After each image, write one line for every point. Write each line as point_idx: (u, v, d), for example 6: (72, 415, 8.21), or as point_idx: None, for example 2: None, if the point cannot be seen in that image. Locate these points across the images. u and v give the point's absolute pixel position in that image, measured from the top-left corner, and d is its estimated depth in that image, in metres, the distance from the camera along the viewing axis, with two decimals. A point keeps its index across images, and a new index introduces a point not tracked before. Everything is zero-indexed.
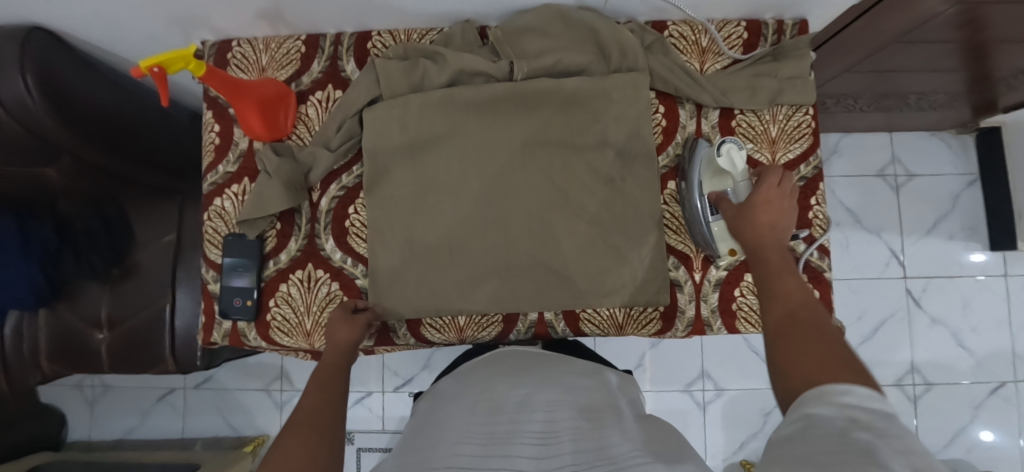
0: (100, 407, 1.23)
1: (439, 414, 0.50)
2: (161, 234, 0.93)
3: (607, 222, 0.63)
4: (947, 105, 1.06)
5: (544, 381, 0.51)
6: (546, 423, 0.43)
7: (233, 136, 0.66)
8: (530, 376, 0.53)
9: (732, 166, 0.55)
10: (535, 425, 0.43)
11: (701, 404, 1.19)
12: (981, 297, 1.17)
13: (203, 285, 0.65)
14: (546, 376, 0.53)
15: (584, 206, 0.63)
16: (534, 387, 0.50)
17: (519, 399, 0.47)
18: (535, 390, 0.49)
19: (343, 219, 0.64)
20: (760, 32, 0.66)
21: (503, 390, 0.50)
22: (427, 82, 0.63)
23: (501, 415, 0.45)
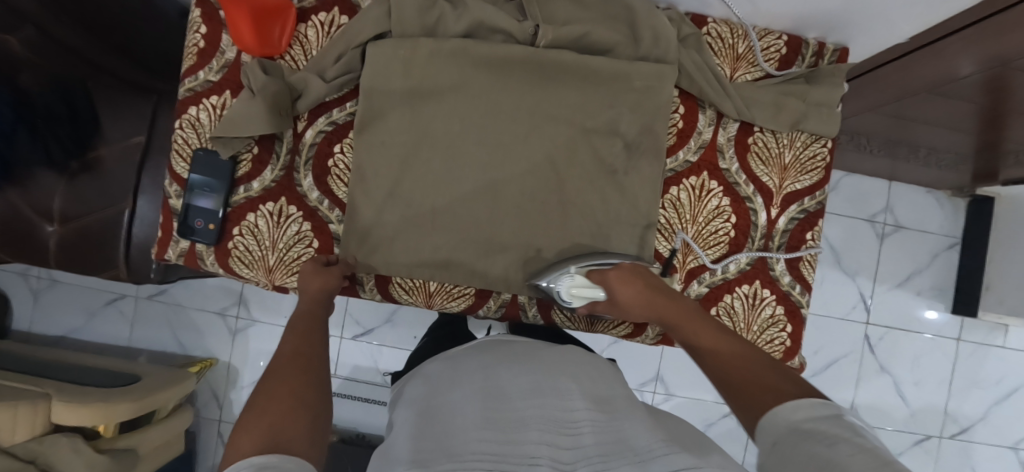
0: (44, 300, 1.18)
1: (437, 400, 0.48)
2: (131, 133, 0.87)
3: (601, 216, 0.61)
4: (951, 166, 1.06)
5: (550, 365, 0.52)
6: (565, 410, 0.43)
7: (219, 43, 0.60)
8: (534, 359, 0.54)
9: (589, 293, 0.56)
10: (556, 411, 0.43)
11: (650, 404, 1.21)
12: (931, 354, 1.22)
13: (164, 197, 0.60)
14: (550, 359, 0.54)
15: (581, 196, 0.60)
16: (541, 369, 0.51)
17: (530, 382, 0.48)
18: (546, 375, 0.49)
19: (326, 157, 0.59)
20: (799, 50, 0.63)
21: (509, 374, 0.50)
22: (443, 28, 0.57)
23: (515, 398, 0.45)
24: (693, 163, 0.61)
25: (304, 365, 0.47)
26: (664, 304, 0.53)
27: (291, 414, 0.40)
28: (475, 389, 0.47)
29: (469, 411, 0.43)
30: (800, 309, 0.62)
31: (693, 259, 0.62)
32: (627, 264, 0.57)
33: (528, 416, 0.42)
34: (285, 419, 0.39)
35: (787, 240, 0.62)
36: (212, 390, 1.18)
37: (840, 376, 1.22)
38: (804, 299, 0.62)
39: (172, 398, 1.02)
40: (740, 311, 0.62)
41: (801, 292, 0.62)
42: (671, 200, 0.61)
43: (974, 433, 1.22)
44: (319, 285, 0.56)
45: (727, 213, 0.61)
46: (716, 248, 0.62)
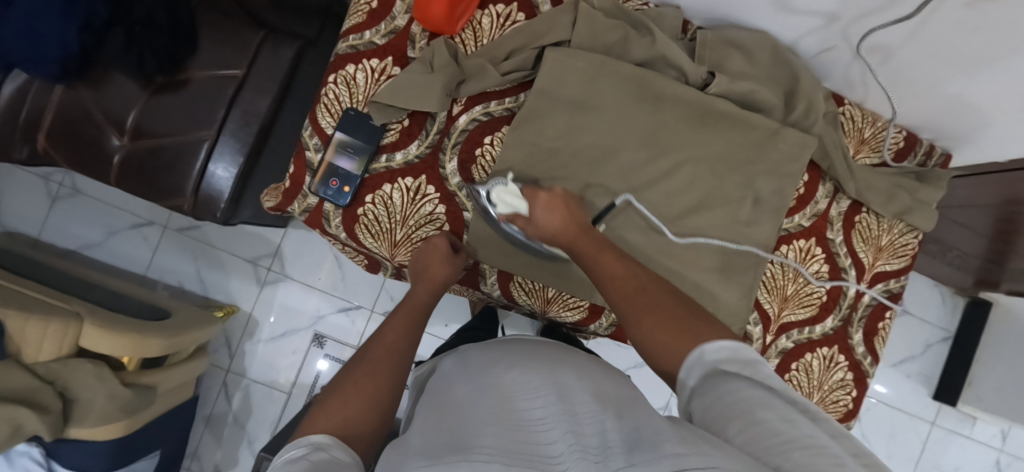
0: (61, 207, 1.10)
1: (446, 399, 0.43)
2: (228, 65, 0.83)
3: (717, 259, 0.63)
4: (967, 269, 1.17)
5: (551, 362, 0.46)
6: (569, 403, 0.38)
7: (393, 8, 0.59)
8: (534, 356, 0.48)
9: (513, 205, 0.54)
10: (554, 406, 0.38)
11: None
12: (906, 432, 1.33)
13: (299, 148, 0.59)
14: (540, 357, 0.49)
15: (706, 235, 0.63)
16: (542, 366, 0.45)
17: (526, 377, 0.42)
18: (538, 373, 0.43)
19: (475, 145, 0.60)
20: (914, 147, 0.68)
21: (503, 368, 0.45)
22: (621, 50, 0.59)
23: (516, 393, 0.40)
24: (805, 228, 0.66)
25: (393, 365, 0.50)
26: (582, 238, 0.50)
27: (367, 411, 0.44)
28: (472, 386, 0.44)
29: (477, 410, 0.38)
30: (866, 378, 0.67)
31: (787, 313, 0.66)
32: (541, 193, 0.52)
33: (530, 419, 0.37)
34: (359, 415, 0.43)
35: (868, 314, 0.68)
36: (226, 338, 1.14)
37: None
38: (871, 370, 0.67)
39: (196, 340, 0.98)
40: (815, 370, 0.67)
41: (869, 363, 0.67)
42: (780, 257, 0.66)
43: None
44: (444, 273, 0.58)
45: (824, 279, 0.66)
46: (808, 308, 0.66)
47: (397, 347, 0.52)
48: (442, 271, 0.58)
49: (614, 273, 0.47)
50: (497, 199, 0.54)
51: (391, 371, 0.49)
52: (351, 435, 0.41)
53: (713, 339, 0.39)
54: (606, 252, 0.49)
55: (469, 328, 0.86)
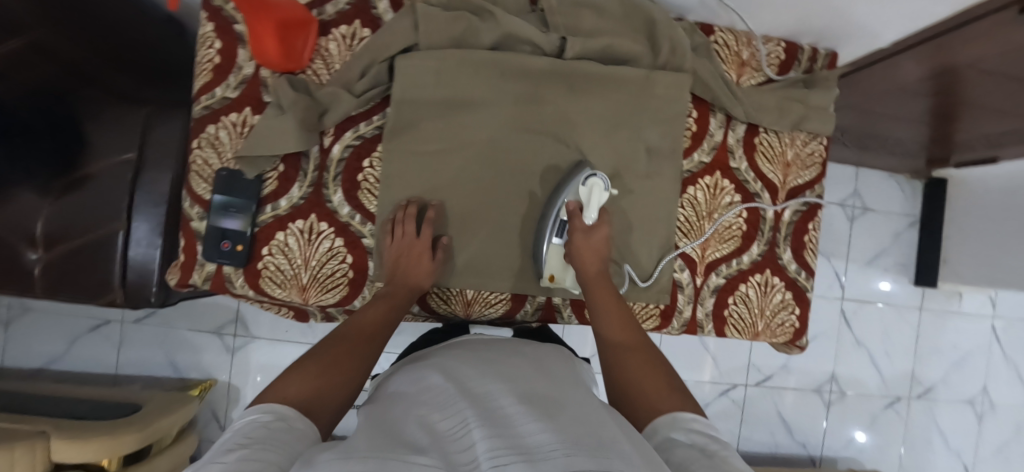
0: (16, 328, 1.09)
1: (409, 400, 0.44)
2: (121, 150, 0.80)
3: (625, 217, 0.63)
4: (912, 153, 1.16)
5: (487, 375, 0.46)
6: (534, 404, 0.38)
7: (236, 58, 0.58)
8: (478, 370, 0.48)
9: (586, 200, 0.58)
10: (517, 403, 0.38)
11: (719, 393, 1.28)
12: (898, 324, 1.34)
13: (185, 221, 0.59)
14: (520, 364, 0.49)
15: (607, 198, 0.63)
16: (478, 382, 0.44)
17: (458, 393, 0.42)
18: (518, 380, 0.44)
19: (356, 172, 0.59)
20: (796, 56, 0.67)
21: (441, 388, 0.44)
22: (470, 39, 0.58)
23: (446, 409, 0.39)
24: (707, 163, 0.65)
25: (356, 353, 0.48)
26: (599, 284, 0.57)
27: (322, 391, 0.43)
28: (409, 405, 0.43)
29: (438, 418, 0.38)
30: (806, 293, 0.68)
31: (711, 253, 0.66)
32: (605, 225, 0.59)
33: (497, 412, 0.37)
34: (324, 390, 0.43)
35: (792, 231, 0.68)
36: (213, 411, 1.14)
37: (821, 350, 1.31)
38: (808, 284, 0.68)
39: (175, 424, 0.98)
40: (753, 298, 0.67)
41: (806, 278, 0.68)
42: (689, 199, 0.65)
43: (938, 394, 1.35)
44: (427, 274, 0.57)
45: (740, 209, 0.66)
46: (731, 242, 0.66)
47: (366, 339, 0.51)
48: (423, 278, 0.57)
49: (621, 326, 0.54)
50: (588, 182, 0.58)
51: (367, 349, 0.50)
52: (315, 405, 0.41)
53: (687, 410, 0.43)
54: (615, 307, 0.56)
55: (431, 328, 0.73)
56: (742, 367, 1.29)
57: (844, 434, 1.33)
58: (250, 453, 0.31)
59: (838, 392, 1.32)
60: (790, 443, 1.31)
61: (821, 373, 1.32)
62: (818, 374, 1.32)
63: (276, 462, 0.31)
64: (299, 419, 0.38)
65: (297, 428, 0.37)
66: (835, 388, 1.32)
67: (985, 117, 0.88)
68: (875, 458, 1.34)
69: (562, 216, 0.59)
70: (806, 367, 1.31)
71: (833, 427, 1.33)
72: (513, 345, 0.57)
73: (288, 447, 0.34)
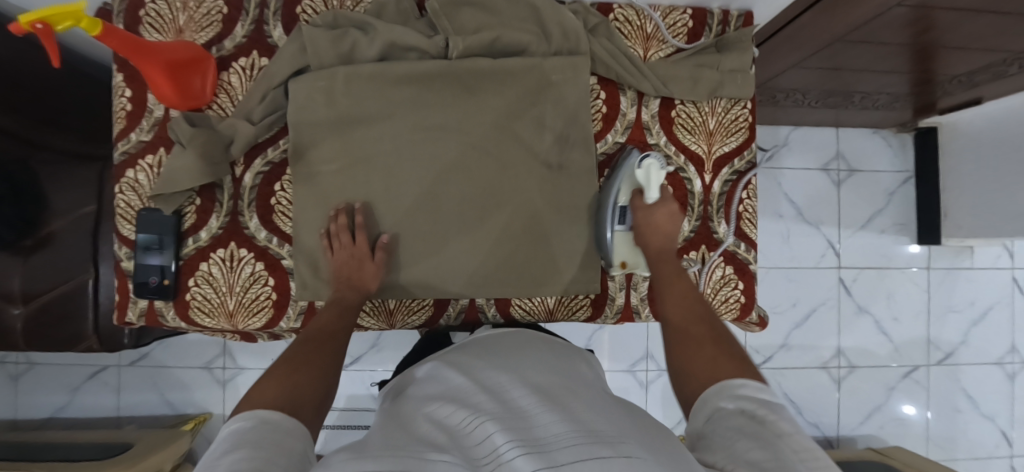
0: (25, 383, 1.16)
1: (413, 404, 0.46)
2: (79, 203, 0.83)
3: (539, 211, 0.62)
4: (889, 105, 1.09)
5: (503, 365, 0.50)
6: (533, 397, 0.42)
7: (146, 103, 0.61)
8: (492, 360, 0.52)
9: (647, 181, 0.60)
10: (520, 398, 0.42)
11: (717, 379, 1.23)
12: (904, 287, 1.26)
13: (116, 262, 0.61)
14: (511, 357, 0.52)
15: (519, 197, 0.61)
16: (495, 372, 0.48)
17: (473, 387, 0.45)
18: (512, 376, 0.47)
19: (268, 196, 0.61)
20: (705, 21, 0.65)
21: (454, 382, 0.48)
22: (359, 53, 0.59)
23: (461, 401, 0.43)
24: (622, 144, 0.64)
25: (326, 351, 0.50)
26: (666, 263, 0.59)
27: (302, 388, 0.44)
28: (422, 400, 0.46)
29: (447, 416, 0.41)
30: (748, 266, 0.65)
31: None
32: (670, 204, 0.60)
33: (504, 410, 0.40)
34: (298, 388, 0.43)
35: (724, 203, 0.65)
36: (210, 444, 1.18)
37: (822, 323, 1.25)
38: (749, 256, 0.64)
39: (168, 459, 1.02)
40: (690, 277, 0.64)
41: (745, 250, 0.65)
42: (608, 183, 0.64)
43: (959, 356, 1.26)
44: (374, 275, 0.58)
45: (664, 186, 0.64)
46: None
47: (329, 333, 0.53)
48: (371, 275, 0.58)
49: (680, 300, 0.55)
50: (644, 165, 0.60)
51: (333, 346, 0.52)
52: (298, 402, 0.42)
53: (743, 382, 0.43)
54: (684, 287, 0.56)
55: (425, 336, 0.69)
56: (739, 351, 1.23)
57: (860, 410, 1.25)
58: (246, 455, 0.31)
59: (848, 367, 1.25)
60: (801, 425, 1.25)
61: (827, 349, 1.25)
62: (824, 350, 1.25)
63: (272, 460, 0.32)
64: (286, 420, 0.39)
65: (288, 429, 0.38)
66: (843, 363, 1.25)
67: (948, 56, 0.82)
68: (898, 432, 1.26)
69: (619, 204, 0.61)
70: (809, 344, 1.25)
71: (847, 404, 1.26)
72: (483, 344, 0.58)
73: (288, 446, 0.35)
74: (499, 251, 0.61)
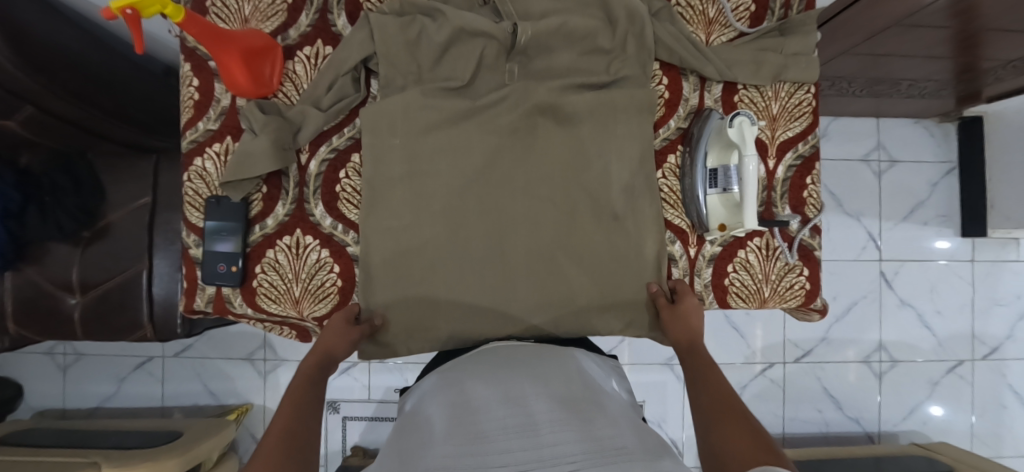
0: (72, 373, 1.19)
1: (424, 422, 0.46)
2: (136, 195, 0.86)
3: (596, 232, 0.62)
4: (935, 94, 1.07)
5: (517, 377, 0.51)
6: (547, 412, 0.43)
7: (213, 92, 0.62)
8: (504, 375, 0.52)
9: (742, 138, 0.56)
10: (540, 412, 0.43)
11: (756, 373, 1.22)
12: (948, 280, 1.23)
13: (184, 250, 0.62)
14: (521, 367, 0.53)
15: (578, 218, 0.62)
16: (508, 386, 0.48)
17: (489, 403, 0.46)
18: (527, 389, 0.47)
19: (333, 183, 0.61)
20: (767, 5, 0.64)
21: (472, 397, 0.48)
22: (425, 40, 0.59)
23: (477, 416, 0.44)
24: (684, 130, 0.63)
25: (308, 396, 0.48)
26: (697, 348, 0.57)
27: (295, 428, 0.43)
28: (444, 411, 0.46)
29: (465, 430, 0.41)
30: (813, 253, 0.64)
31: None
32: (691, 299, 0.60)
33: (524, 427, 0.41)
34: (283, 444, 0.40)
35: (789, 188, 0.64)
36: (251, 434, 1.19)
37: (863, 317, 1.23)
38: (814, 242, 0.63)
39: (215, 447, 1.03)
40: (755, 263, 0.63)
41: (811, 236, 0.63)
42: (670, 168, 0.63)
43: (1004, 351, 1.24)
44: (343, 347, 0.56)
45: None
46: None
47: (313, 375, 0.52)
48: (337, 343, 0.56)
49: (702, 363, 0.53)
50: (734, 123, 0.57)
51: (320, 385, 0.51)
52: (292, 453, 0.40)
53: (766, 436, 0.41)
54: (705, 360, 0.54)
55: (453, 344, 0.71)
56: (778, 345, 1.22)
57: (902, 406, 1.23)
58: None
59: (889, 361, 1.23)
60: (842, 421, 1.23)
61: (868, 342, 1.23)
62: (865, 343, 1.23)
63: None
64: None
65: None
66: (885, 357, 1.23)
67: (1003, 41, 0.80)
68: (941, 429, 1.24)
69: (709, 168, 0.60)
70: (850, 338, 1.23)
71: (888, 400, 1.23)
72: (504, 363, 0.55)
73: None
74: (558, 257, 0.61)
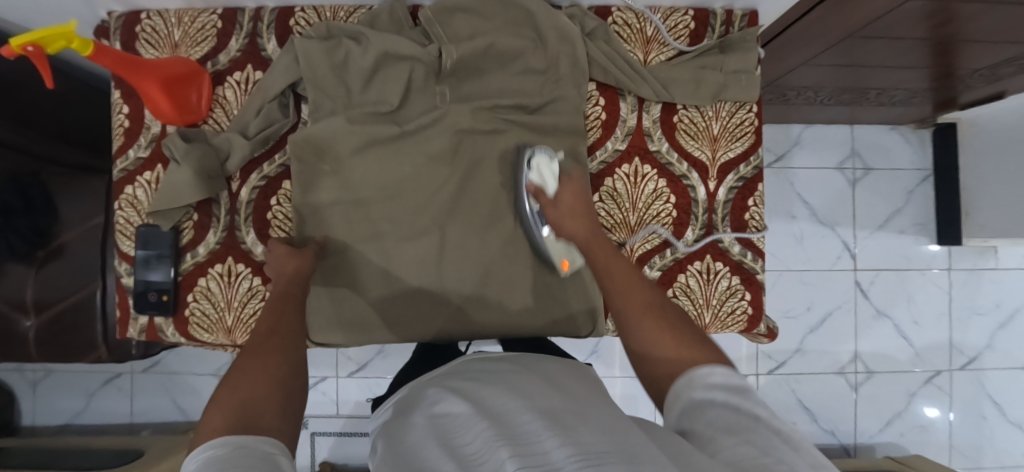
0: (42, 390, 1.19)
1: (407, 446, 0.39)
2: (89, 215, 0.85)
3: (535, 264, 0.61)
4: (906, 101, 1.04)
5: (502, 387, 0.43)
6: (530, 421, 0.35)
7: (143, 119, 0.61)
8: (501, 379, 0.46)
9: (543, 179, 0.57)
10: (529, 419, 0.35)
11: None
12: (924, 290, 1.21)
13: (117, 278, 0.62)
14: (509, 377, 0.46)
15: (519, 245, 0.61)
16: (496, 395, 0.41)
17: (476, 412, 0.39)
18: (517, 394, 0.40)
19: (265, 210, 0.61)
20: (707, 22, 0.62)
21: (461, 409, 0.41)
22: (352, 64, 0.58)
23: (463, 435, 0.36)
24: (622, 151, 0.62)
25: (279, 341, 0.45)
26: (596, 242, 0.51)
27: (266, 390, 0.39)
28: (426, 436, 0.39)
29: (440, 459, 0.33)
30: (755, 276, 0.62)
31: (641, 245, 0.62)
32: (574, 184, 0.57)
33: (515, 435, 0.33)
34: (258, 393, 0.38)
35: (730, 210, 0.62)
36: None
37: (837, 328, 1.21)
38: (757, 266, 0.62)
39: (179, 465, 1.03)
40: (695, 288, 0.62)
41: (752, 259, 0.62)
42: (608, 192, 0.62)
43: (983, 361, 1.21)
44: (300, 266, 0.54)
45: (667, 195, 0.62)
46: (661, 231, 0.62)
47: (281, 322, 0.48)
48: (301, 264, 0.55)
49: (622, 284, 0.46)
50: (533, 165, 0.58)
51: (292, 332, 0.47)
52: (252, 415, 0.35)
53: (699, 364, 0.37)
54: (620, 270, 0.48)
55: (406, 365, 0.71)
56: (750, 356, 1.20)
57: (879, 417, 1.21)
58: None
59: (865, 372, 1.21)
60: (817, 433, 1.21)
61: (844, 353, 1.21)
62: (840, 354, 1.21)
63: None
64: (259, 442, 0.33)
65: (264, 453, 0.32)
66: (861, 368, 1.21)
67: (963, 51, 0.78)
68: (919, 440, 1.22)
69: (533, 205, 0.59)
70: (824, 349, 1.21)
71: (865, 412, 1.21)
72: (497, 362, 0.51)
73: None
74: (506, 262, 0.61)
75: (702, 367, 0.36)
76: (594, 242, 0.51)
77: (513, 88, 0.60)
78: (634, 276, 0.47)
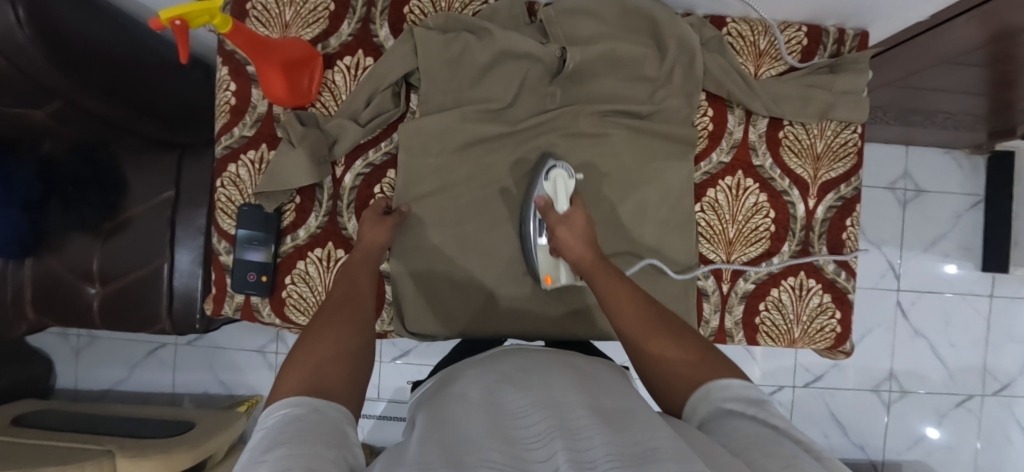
0: (85, 356, 1.20)
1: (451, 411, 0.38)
2: (159, 189, 0.82)
3: None
4: (968, 127, 1.05)
5: (550, 379, 0.40)
6: (575, 415, 0.32)
7: (250, 98, 0.61)
8: (548, 368, 0.43)
9: (554, 193, 0.54)
10: (577, 412, 0.33)
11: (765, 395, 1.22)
12: (963, 314, 1.23)
13: (214, 256, 0.62)
14: (554, 370, 0.43)
15: None
16: (541, 384, 0.39)
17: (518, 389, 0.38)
18: (567, 390, 0.38)
19: (368, 198, 0.61)
20: (820, 40, 0.62)
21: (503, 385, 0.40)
22: (468, 57, 0.58)
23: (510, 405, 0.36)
24: (727, 163, 0.62)
25: (348, 311, 0.44)
26: (600, 263, 0.49)
27: (336, 362, 0.38)
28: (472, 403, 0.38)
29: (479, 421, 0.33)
30: (847, 295, 0.63)
31: (738, 257, 0.62)
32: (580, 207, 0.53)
33: (561, 425, 0.31)
34: (330, 366, 0.37)
35: (828, 228, 0.63)
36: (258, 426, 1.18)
37: (875, 346, 1.22)
38: (849, 285, 0.63)
39: (226, 440, 1.04)
40: (787, 303, 0.62)
41: (845, 279, 0.63)
42: (709, 203, 0.62)
43: (1016, 388, 1.23)
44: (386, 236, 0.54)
45: (766, 209, 0.62)
46: (758, 244, 0.62)
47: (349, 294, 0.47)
48: (378, 235, 0.54)
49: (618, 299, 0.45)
50: (551, 176, 0.54)
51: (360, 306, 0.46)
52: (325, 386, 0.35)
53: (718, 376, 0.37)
54: (617, 289, 0.46)
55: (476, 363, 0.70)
56: (788, 368, 1.21)
57: (908, 435, 1.23)
58: (292, 447, 0.26)
59: (899, 391, 1.23)
60: (846, 445, 1.23)
61: (880, 371, 1.23)
62: (876, 372, 1.23)
63: (324, 455, 0.26)
64: (328, 408, 0.33)
65: (335, 421, 0.31)
66: (895, 387, 1.23)
67: None
68: (944, 460, 1.24)
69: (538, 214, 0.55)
70: (860, 365, 1.23)
71: (895, 429, 1.23)
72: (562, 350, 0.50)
73: (346, 455, 0.28)
74: None
75: (722, 380, 0.37)
76: (592, 260, 0.49)
77: (624, 92, 0.60)
78: (634, 294, 0.45)
